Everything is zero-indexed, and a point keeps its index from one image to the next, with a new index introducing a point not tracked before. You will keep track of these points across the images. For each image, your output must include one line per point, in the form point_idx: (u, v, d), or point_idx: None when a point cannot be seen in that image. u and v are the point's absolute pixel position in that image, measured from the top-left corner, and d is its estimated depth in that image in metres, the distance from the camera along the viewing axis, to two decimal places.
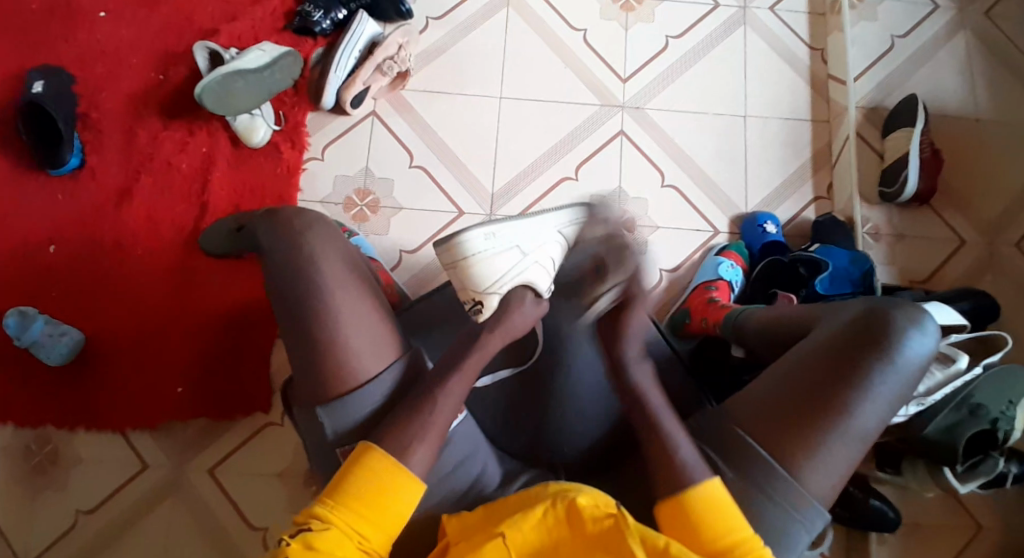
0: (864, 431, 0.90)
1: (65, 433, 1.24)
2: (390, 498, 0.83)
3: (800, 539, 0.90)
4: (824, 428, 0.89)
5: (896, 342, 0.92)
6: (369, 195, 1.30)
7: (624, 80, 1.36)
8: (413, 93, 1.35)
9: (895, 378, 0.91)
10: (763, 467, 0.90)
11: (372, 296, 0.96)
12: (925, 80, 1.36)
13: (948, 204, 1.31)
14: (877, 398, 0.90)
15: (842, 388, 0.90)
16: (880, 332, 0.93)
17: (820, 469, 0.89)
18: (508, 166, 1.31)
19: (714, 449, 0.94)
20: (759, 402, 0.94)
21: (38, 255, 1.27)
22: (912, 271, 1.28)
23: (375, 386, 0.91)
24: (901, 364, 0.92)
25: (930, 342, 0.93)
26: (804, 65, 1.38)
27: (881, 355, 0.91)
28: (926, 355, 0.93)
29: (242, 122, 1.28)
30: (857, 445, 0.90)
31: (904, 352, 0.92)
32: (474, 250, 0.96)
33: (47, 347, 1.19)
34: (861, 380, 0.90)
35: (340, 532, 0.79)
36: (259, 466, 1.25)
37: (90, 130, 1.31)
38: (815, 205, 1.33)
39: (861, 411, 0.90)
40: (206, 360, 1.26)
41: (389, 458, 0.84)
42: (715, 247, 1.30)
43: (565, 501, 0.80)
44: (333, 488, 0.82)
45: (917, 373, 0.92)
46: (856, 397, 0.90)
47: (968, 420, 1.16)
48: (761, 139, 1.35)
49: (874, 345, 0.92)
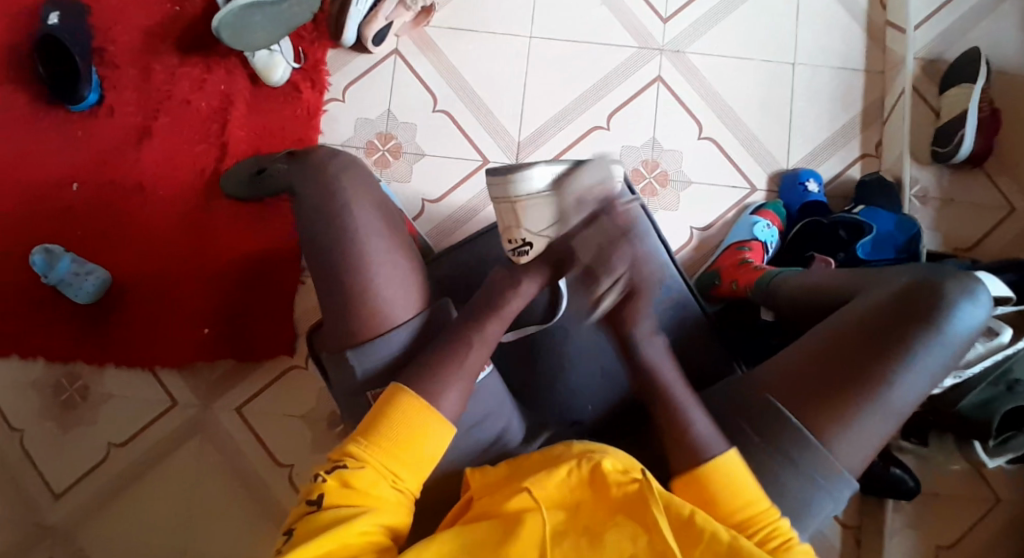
0: (901, 406, 0.88)
1: (94, 370, 1.27)
2: (420, 437, 0.82)
3: (825, 509, 0.89)
4: (860, 401, 0.87)
5: (946, 315, 0.88)
6: (391, 140, 1.25)
7: (665, 21, 1.27)
8: (438, 31, 1.27)
9: (939, 352, 0.88)
10: (794, 436, 0.88)
11: (401, 253, 0.96)
12: (993, 30, 1.24)
13: (1004, 169, 1.22)
14: (918, 373, 0.88)
15: (882, 360, 0.87)
16: (930, 302, 0.89)
17: (853, 442, 0.88)
18: (536, 114, 1.25)
19: (740, 417, 0.92)
20: (794, 370, 0.91)
21: (59, 194, 1.26)
22: (959, 238, 1.21)
23: (403, 332, 0.93)
24: (947, 337, 0.88)
25: (982, 315, 0.89)
26: (862, 10, 1.27)
27: (928, 328, 0.88)
28: (975, 329, 0.89)
29: (260, 60, 1.22)
30: (893, 420, 0.88)
31: (953, 324, 0.88)
32: (529, 192, 0.89)
33: (74, 285, 1.21)
34: (904, 353, 0.87)
35: (374, 471, 0.79)
36: (285, 406, 1.28)
37: (106, 64, 1.27)
38: (861, 163, 1.25)
39: (901, 386, 0.87)
40: (230, 305, 1.27)
41: (420, 399, 0.83)
42: (751, 206, 1.24)
43: (590, 464, 0.80)
44: (365, 427, 0.82)
45: (963, 347, 0.89)
46: (897, 370, 0.87)
47: (1003, 395, 1.13)
48: (809, 90, 1.26)
49: (921, 315, 0.88)
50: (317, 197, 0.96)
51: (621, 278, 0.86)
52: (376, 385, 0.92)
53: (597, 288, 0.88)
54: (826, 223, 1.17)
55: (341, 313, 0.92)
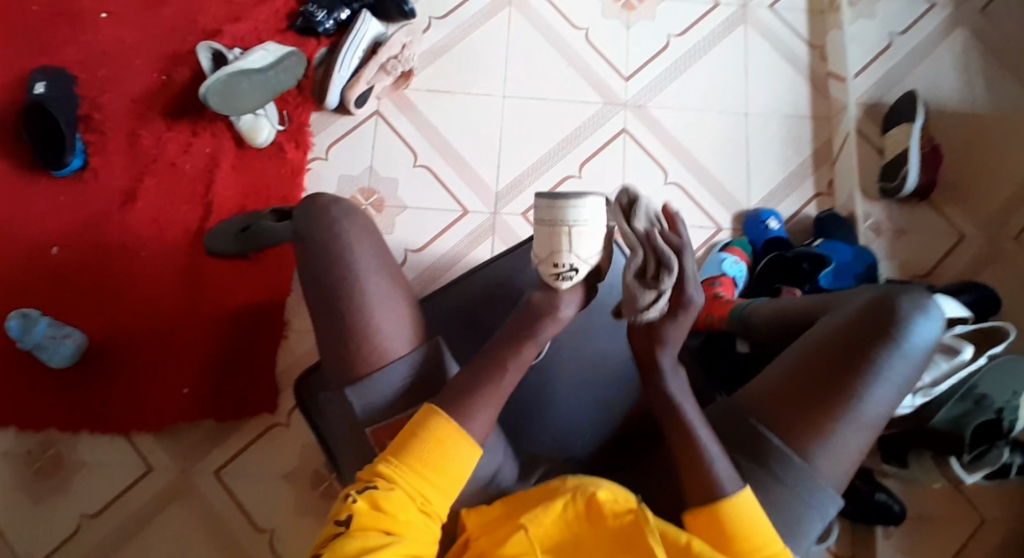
0: (874, 416, 0.91)
1: (68, 436, 1.23)
2: (451, 461, 0.82)
3: (816, 526, 0.91)
4: (835, 415, 0.90)
5: (904, 329, 0.92)
6: (374, 195, 1.30)
7: (626, 79, 1.37)
8: (417, 93, 1.34)
9: (902, 363, 0.92)
10: (777, 455, 0.90)
11: (400, 290, 0.98)
12: (924, 76, 1.37)
13: (947, 199, 1.33)
14: (886, 384, 0.91)
15: (851, 374, 0.91)
16: (890, 317, 0.92)
17: (833, 456, 0.91)
18: (512, 166, 1.32)
19: (728, 440, 0.94)
20: (770, 392, 0.94)
21: (40, 258, 1.26)
22: (913, 265, 1.30)
23: (397, 369, 0.93)
24: (908, 350, 0.92)
25: (937, 327, 0.93)
26: (804, 64, 1.39)
27: (891, 341, 0.92)
28: (933, 340, 0.93)
29: (245, 123, 1.28)
30: (868, 432, 0.91)
31: (911, 337, 0.92)
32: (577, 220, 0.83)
33: (49, 349, 1.19)
34: (870, 365, 0.91)
35: (404, 495, 0.80)
36: (267, 466, 1.24)
37: (92, 131, 1.30)
38: (816, 201, 1.34)
39: (871, 397, 0.91)
40: (212, 363, 1.26)
41: (453, 423, 0.83)
42: (719, 244, 1.31)
43: (585, 496, 0.80)
44: (396, 447, 0.82)
45: (924, 358, 0.93)
46: (866, 382, 0.91)
47: (973, 410, 1.15)
48: (762, 136, 1.36)
49: (882, 331, 0.92)
50: (318, 235, 0.98)
51: (677, 285, 0.82)
52: (379, 420, 0.92)
53: (655, 288, 0.81)
54: (791, 256, 1.23)
55: (339, 339, 0.93)
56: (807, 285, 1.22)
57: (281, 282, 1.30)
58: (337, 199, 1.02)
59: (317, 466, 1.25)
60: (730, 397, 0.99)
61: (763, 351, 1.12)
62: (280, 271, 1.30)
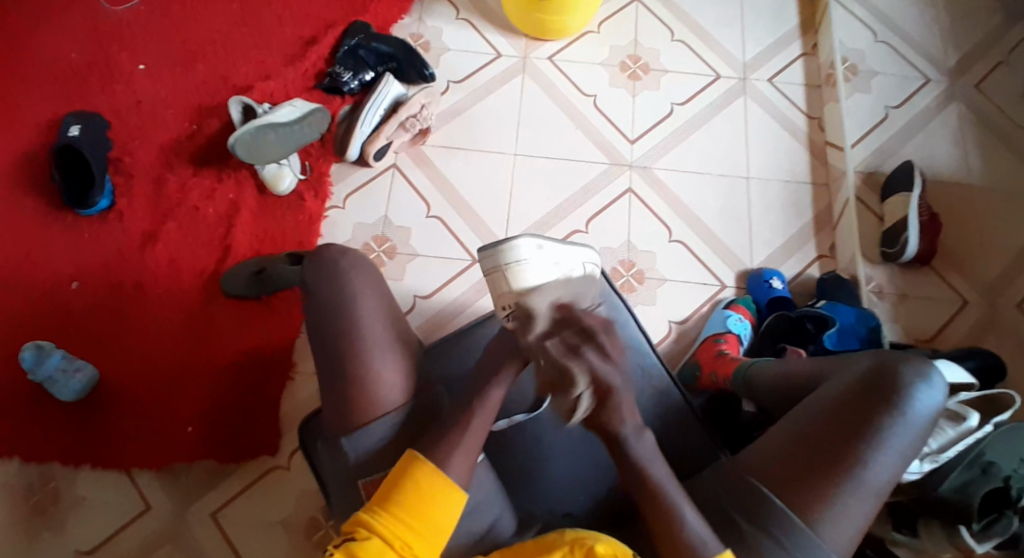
0: (878, 485, 0.89)
1: (66, 472, 1.23)
2: (438, 507, 0.83)
3: None
4: (839, 479, 0.88)
5: (905, 397, 0.90)
6: (387, 242, 1.34)
7: (632, 142, 1.43)
8: (433, 149, 1.41)
9: (905, 432, 0.90)
10: (780, 520, 0.88)
11: (399, 328, 0.97)
12: (919, 147, 1.42)
13: (948, 266, 1.34)
14: (890, 451, 0.89)
15: (853, 440, 0.89)
16: (890, 384, 0.91)
17: (839, 524, 0.88)
18: (521, 220, 1.36)
19: (728, 499, 0.92)
20: (773, 457, 0.92)
21: (59, 294, 1.29)
22: (917, 330, 1.30)
23: (383, 423, 0.91)
24: (911, 418, 0.90)
25: (939, 397, 0.91)
26: (802, 133, 1.45)
27: (893, 409, 0.90)
28: (936, 409, 0.91)
29: (269, 171, 1.33)
30: (872, 500, 0.89)
31: (912, 407, 0.90)
32: (517, 259, 1.00)
33: (60, 383, 1.19)
34: (871, 433, 0.89)
35: (383, 542, 0.80)
36: (262, 512, 1.22)
37: (121, 174, 1.37)
38: (818, 263, 1.37)
39: (875, 464, 0.89)
40: (217, 403, 1.26)
41: (436, 469, 0.85)
42: (723, 301, 1.32)
43: (583, 549, 0.82)
44: (378, 498, 0.83)
45: (927, 427, 0.91)
46: (869, 449, 0.89)
47: (979, 478, 1.07)
48: (763, 199, 1.40)
49: (883, 399, 0.90)
50: (321, 278, 0.97)
51: (590, 374, 0.86)
52: (369, 474, 0.92)
53: (569, 392, 0.87)
54: (794, 316, 1.24)
55: (340, 365, 0.93)
56: (812, 345, 1.22)
57: (289, 325, 1.31)
58: (337, 248, 1.01)
59: (313, 515, 1.23)
60: (734, 457, 0.97)
61: (769, 412, 1.08)
62: (289, 315, 1.32)
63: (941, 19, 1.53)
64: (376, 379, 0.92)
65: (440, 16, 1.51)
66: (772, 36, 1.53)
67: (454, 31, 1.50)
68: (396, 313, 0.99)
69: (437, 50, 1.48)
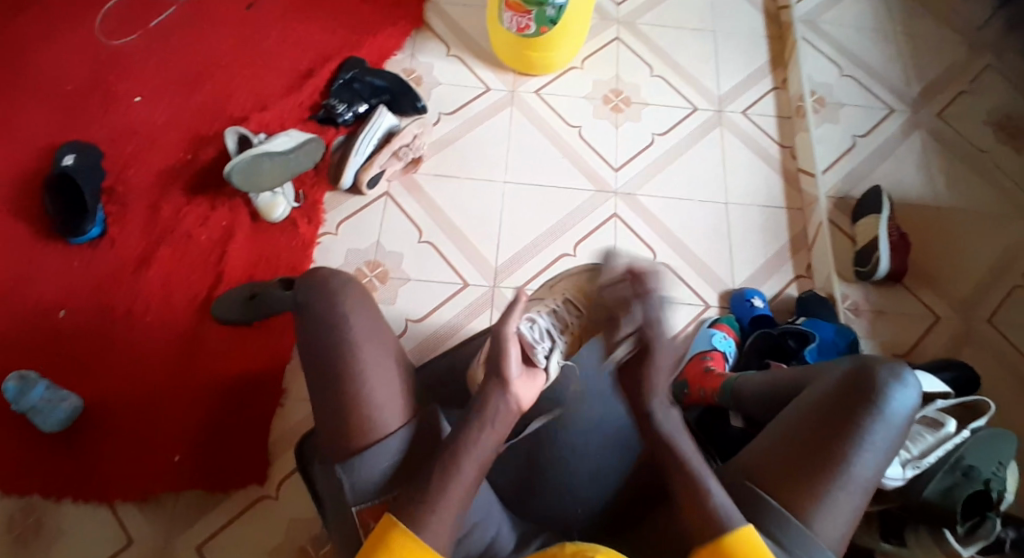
0: (864, 480, 0.87)
1: (50, 503, 1.20)
2: None
3: None
4: (826, 475, 0.86)
5: (883, 396, 0.90)
6: (379, 267, 1.37)
7: (617, 169, 1.48)
8: (424, 177, 1.44)
9: (885, 430, 0.89)
10: (772, 517, 0.86)
11: (393, 355, 0.93)
12: (888, 173, 1.50)
13: (918, 284, 1.40)
14: (873, 448, 0.88)
15: (837, 437, 0.88)
16: (868, 384, 0.90)
17: (828, 519, 0.86)
18: (511, 243, 1.40)
19: None
20: (763, 457, 0.91)
21: (47, 321, 1.29)
22: (894, 345, 1.35)
23: (382, 450, 0.87)
24: (889, 416, 0.89)
25: (914, 395, 0.91)
26: (777, 161, 1.52)
27: (872, 407, 0.89)
28: (913, 408, 0.90)
29: (263, 199, 1.36)
30: (860, 496, 0.87)
31: (890, 404, 0.90)
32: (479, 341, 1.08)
33: (44, 412, 1.18)
34: (854, 429, 0.88)
35: None
36: (250, 544, 1.20)
37: (114, 202, 1.38)
38: (796, 283, 1.42)
39: (860, 460, 0.87)
40: (209, 430, 1.24)
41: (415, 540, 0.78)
42: (708, 320, 1.36)
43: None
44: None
45: (906, 425, 0.90)
46: (854, 447, 0.87)
47: (962, 482, 1.04)
48: (743, 223, 1.46)
49: (862, 398, 0.90)
50: (316, 302, 0.92)
51: (636, 328, 0.93)
52: (364, 501, 0.87)
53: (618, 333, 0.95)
54: (777, 333, 1.26)
55: (332, 381, 0.89)
56: (794, 361, 1.24)
57: (279, 350, 1.31)
58: (331, 269, 0.98)
59: (302, 544, 1.20)
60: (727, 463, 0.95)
61: (755, 422, 1.07)
62: (278, 340, 1.31)
63: (905, 53, 1.64)
64: (369, 407, 0.88)
65: (431, 52, 1.57)
66: (745, 71, 1.62)
67: (444, 66, 1.56)
68: (389, 338, 0.94)
69: (429, 83, 1.53)
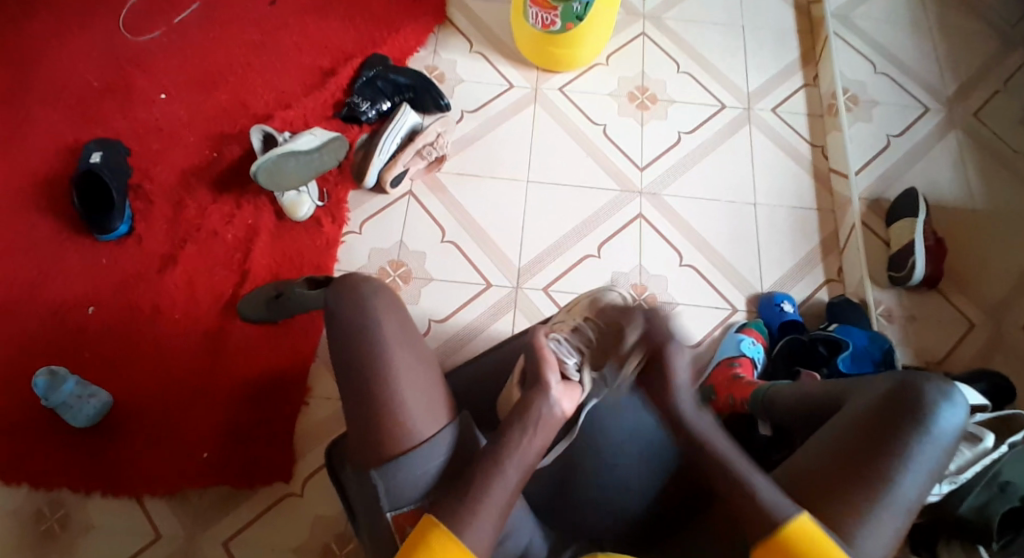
0: (907, 500, 0.85)
1: (79, 497, 1.21)
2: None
3: None
4: (868, 495, 0.84)
5: (929, 415, 0.87)
6: (403, 267, 1.36)
7: (642, 168, 1.46)
8: (448, 176, 1.43)
9: (929, 450, 0.86)
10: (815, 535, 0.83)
11: (428, 362, 0.92)
12: (921, 174, 1.46)
13: (953, 289, 1.37)
14: (917, 468, 0.85)
15: (880, 457, 0.85)
16: (915, 402, 0.88)
17: (871, 540, 0.83)
18: (534, 244, 1.38)
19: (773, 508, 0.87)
20: (804, 472, 0.88)
21: (76, 317, 1.30)
22: (927, 352, 1.32)
23: (424, 455, 0.86)
24: (935, 436, 0.87)
25: (961, 415, 0.88)
26: (807, 161, 1.49)
27: (918, 427, 0.86)
28: (959, 428, 0.88)
29: (288, 198, 1.36)
30: (902, 516, 0.84)
31: (936, 424, 0.87)
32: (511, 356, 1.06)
33: (74, 409, 1.19)
34: (897, 449, 0.85)
35: None
36: (276, 540, 1.21)
37: (140, 200, 1.38)
38: (827, 287, 1.39)
39: (904, 481, 0.85)
40: (236, 428, 1.25)
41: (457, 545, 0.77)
42: (735, 323, 1.34)
43: None
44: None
45: (951, 446, 0.87)
46: (896, 467, 0.85)
47: (998, 497, 1.01)
48: (772, 225, 1.43)
49: (908, 417, 0.87)
50: (345, 310, 0.93)
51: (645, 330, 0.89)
52: (404, 505, 0.86)
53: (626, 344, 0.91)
54: (806, 339, 1.25)
55: (359, 388, 0.89)
56: (826, 368, 1.21)
57: (307, 349, 1.32)
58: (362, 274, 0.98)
59: (327, 542, 1.21)
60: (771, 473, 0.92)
61: (785, 432, 1.03)
62: (306, 339, 1.32)
63: (939, 50, 1.59)
64: (400, 414, 0.87)
65: (454, 49, 1.56)
66: (775, 67, 1.58)
67: (467, 63, 1.54)
68: (422, 345, 0.93)
69: (452, 80, 1.52)
